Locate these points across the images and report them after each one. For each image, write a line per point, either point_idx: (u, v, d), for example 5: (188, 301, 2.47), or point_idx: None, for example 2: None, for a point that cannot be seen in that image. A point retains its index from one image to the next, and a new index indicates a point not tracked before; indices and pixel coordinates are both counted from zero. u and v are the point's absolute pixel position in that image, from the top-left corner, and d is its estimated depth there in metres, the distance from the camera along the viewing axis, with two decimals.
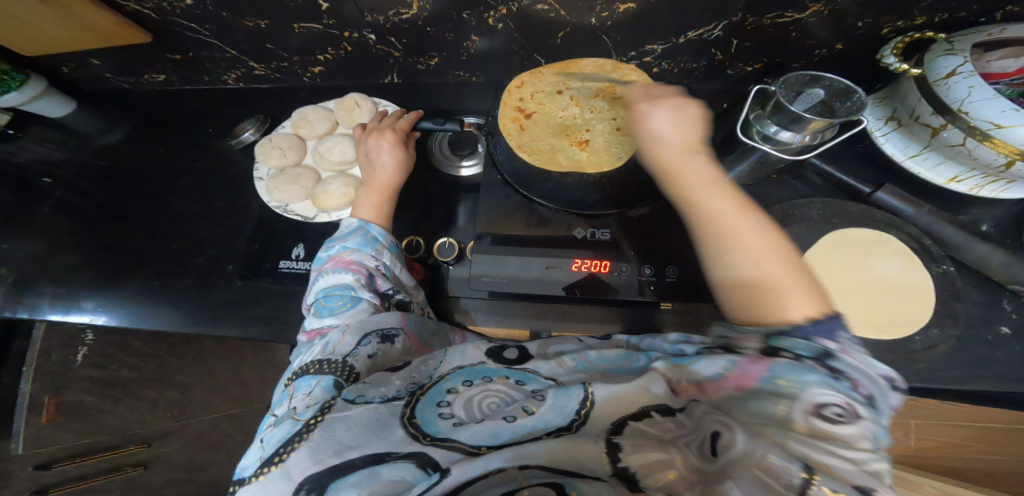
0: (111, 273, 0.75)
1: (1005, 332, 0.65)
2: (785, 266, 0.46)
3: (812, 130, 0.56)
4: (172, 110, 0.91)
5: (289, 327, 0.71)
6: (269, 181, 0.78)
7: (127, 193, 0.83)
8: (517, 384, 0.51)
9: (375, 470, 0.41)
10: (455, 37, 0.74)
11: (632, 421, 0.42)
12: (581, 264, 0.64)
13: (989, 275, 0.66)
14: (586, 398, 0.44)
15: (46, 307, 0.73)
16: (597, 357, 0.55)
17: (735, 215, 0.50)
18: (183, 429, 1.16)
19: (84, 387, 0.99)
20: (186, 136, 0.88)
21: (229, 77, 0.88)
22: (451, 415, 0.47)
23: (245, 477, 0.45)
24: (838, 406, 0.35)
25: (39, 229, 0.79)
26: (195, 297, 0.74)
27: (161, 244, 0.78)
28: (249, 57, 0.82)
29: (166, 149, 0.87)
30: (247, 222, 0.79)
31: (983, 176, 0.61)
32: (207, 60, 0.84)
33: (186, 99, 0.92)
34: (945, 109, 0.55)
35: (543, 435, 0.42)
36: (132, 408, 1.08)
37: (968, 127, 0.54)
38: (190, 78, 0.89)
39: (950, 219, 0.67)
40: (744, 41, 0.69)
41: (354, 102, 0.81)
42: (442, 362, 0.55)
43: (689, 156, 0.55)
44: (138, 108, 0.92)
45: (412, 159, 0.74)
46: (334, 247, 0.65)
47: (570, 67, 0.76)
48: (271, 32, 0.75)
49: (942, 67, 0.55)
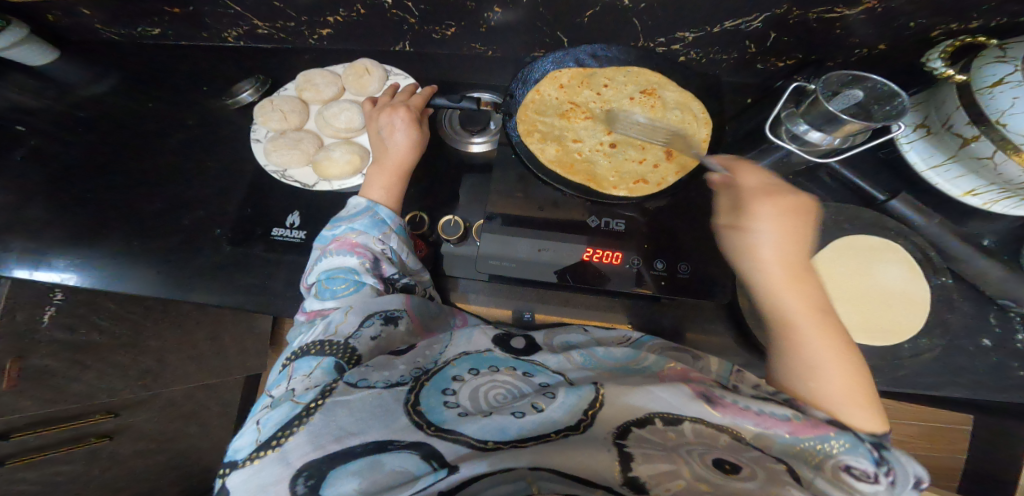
0: (86, 230, 0.70)
1: (986, 344, 0.67)
2: (864, 389, 0.47)
3: (844, 133, 0.56)
4: (162, 62, 0.84)
5: (282, 299, 0.68)
6: (269, 143, 0.73)
7: (108, 147, 0.77)
8: (525, 375, 0.50)
9: (377, 460, 0.38)
10: (476, 7, 0.70)
11: (636, 428, 0.40)
12: (590, 252, 0.62)
13: (982, 288, 0.68)
14: (596, 399, 0.42)
15: (10, 263, 0.67)
16: (606, 354, 0.54)
17: (821, 328, 0.50)
18: (154, 399, 1.12)
19: (49, 352, 0.92)
20: (177, 91, 0.82)
21: (229, 34, 0.82)
22: (456, 405, 0.44)
23: (238, 460, 0.41)
24: (868, 475, 0.39)
25: (6, 179, 0.73)
26: (177, 261, 0.70)
27: (142, 203, 0.73)
28: (253, 13, 0.76)
29: (155, 104, 0.81)
30: (240, 186, 0.75)
31: (999, 191, 0.62)
32: (208, 16, 0.78)
33: (178, 53, 0.85)
34: (982, 119, 0.56)
35: (552, 435, 0.40)
36: (100, 376, 1.01)
37: (1000, 139, 0.55)
38: (187, 33, 0.83)
39: (955, 232, 0.68)
40: (783, 34, 0.68)
41: (364, 68, 0.76)
42: (448, 346, 0.54)
43: (790, 272, 0.53)
44: (123, 57, 0.85)
45: (425, 139, 0.70)
46: (340, 226, 0.62)
47: (548, 136, 0.69)
48: None
49: (991, 76, 0.55)
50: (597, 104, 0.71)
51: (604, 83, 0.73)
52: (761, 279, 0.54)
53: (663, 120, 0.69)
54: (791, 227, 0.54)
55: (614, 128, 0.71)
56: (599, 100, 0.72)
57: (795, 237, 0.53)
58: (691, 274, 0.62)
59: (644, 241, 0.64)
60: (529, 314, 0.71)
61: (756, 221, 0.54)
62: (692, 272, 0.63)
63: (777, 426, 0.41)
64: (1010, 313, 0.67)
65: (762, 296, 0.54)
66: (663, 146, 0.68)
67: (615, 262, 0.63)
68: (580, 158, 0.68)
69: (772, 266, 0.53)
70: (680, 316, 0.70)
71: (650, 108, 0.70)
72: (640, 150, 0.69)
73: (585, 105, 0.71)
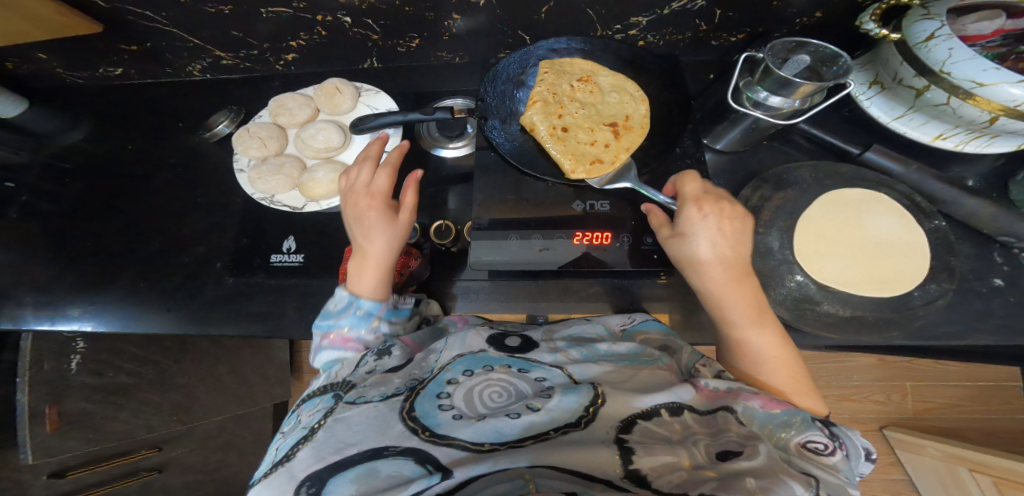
0: (94, 278, 0.75)
1: (997, 284, 0.65)
2: (801, 375, 0.55)
3: (802, 94, 0.57)
4: (135, 105, 0.89)
5: (288, 321, 0.72)
6: (252, 172, 0.74)
7: (100, 194, 0.82)
8: (520, 372, 0.52)
9: (374, 466, 0.41)
10: (435, 16, 0.72)
11: (641, 420, 0.43)
12: (581, 234, 0.63)
13: (980, 228, 0.66)
14: (596, 397, 0.46)
15: (31, 318, 0.73)
16: (606, 352, 0.57)
17: (759, 331, 0.55)
18: (191, 432, 1.19)
19: (84, 395, 0.95)
20: (155, 131, 0.87)
21: (193, 68, 0.87)
22: (451, 407, 0.47)
23: (255, 478, 0.47)
24: (826, 448, 0.45)
25: (11, 238, 0.78)
26: (185, 297, 0.74)
27: (142, 245, 0.78)
28: (214, 45, 0.80)
29: (136, 146, 0.86)
30: (233, 217, 0.79)
31: (967, 133, 0.62)
32: (166, 50, 0.81)
33: (150, 94, 0.90)
34: (928, 70, 0.56)
35: (552, 433, 0.42)
36: (136, 413, 1.06)
37: (951, 87, 0.55)
38: (150, 70, 0.87)
39: (937, 175, 0.67)
40: (730, 10, 0.68)
41: (334, 88, 0.78)
42: (442, 353, 0.55)
43: (731, 273, 0.56)
44: (106, 107, 0.90)
45: (404, 230, 0.62)
46: (329, 322, 0.61)
47: (543, 118, 0.68)
48: (236, 18, 0.73)
49: (921, 31, 0.55)
50: (549, 92, 0.70)
51: (544, 75, 0.72)
52: (705, 287, 0.57)
53: (604, 103, 0.71)
54: (726, 246, 0.56)
55: (563, 113, 0.70)
56: (545, 85, 0.71)
57: (725, 241, 0.56)
58: None
59: (631, 220, 0.64)
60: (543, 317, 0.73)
61: (700, 226, 0.56)
62: None
63: (753, 400, 0.48)
64: (1013, 249, 0.66)
65: (710, 301, 0.58)
66: (610, 127, 0.69)
67: (606, 242, 0.64)
68: (570, 129, 0.69)
69: (717, 274, 0.56)
70: (671, 293, 0.71)
71: (589, 94, 0.72)
72: (589, 133, 0.69)
73: (545, 93, 0.70)
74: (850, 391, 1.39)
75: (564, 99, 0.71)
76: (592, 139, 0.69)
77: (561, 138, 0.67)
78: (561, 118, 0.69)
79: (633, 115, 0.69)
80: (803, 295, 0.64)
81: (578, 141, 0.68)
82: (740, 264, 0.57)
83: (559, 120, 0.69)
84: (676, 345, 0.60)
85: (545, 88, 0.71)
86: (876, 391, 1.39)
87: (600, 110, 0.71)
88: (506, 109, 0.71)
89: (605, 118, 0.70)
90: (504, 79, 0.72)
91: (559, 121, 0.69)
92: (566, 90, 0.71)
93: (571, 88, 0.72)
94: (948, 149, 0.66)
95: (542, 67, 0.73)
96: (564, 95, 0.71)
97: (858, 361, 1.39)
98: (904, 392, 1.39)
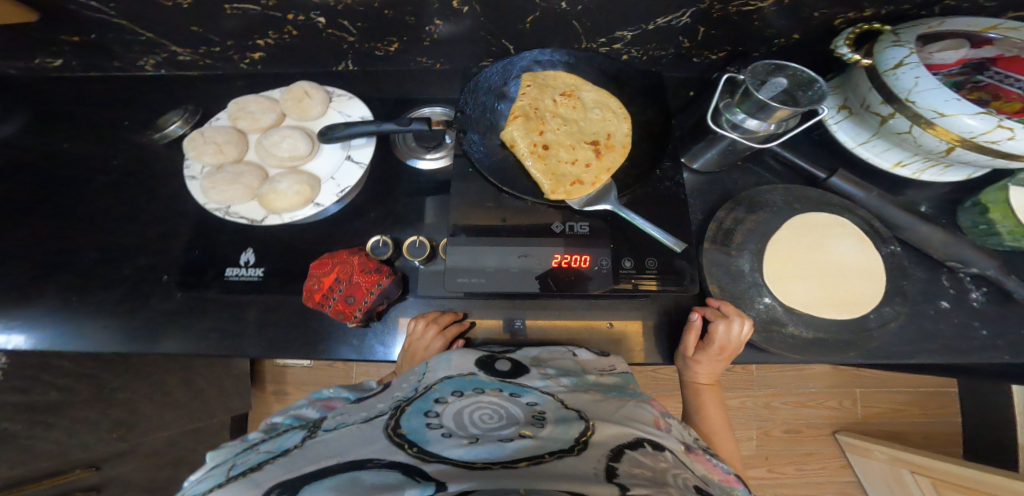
0: (17, 290, 0.67)
1: (944, 306, 0.69)
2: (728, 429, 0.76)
3: (778, 118, 0.58)
4: (71, 95, 0.81)
5: (243, 339, 0.67)
6: (205, 180, 0.68)
7: (26, 195, 0.74)
8: (512, 396, 0.52)
9: (357, 476, 0.39)
10: (417, 21, 0.69)
11: (629, 449, 0.44)
12: (560, 258, 0.61)
13: (929, 253, 0.70)
14: (587, 427, 0.46)
15: None
16: (594, 381, 0.59)
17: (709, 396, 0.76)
18: (135, 449, 1.08)
19: (4, 415, 0.83)
20: (95, 126, 0.79)
21: (146, 63, 0.79)
22: (439, 426, 0.46)
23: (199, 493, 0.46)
24: None
25: None
26: (125, 313, 0.67)
27: (75, 254, 0.70)
28: (171, 41, 0.73)
29: (73, 143, 0.78)
30: (183, 224, 0.73)
31: (924, 161, 0.66)
32: (113, 43, 0.74)
33: (89, 83, 0.82)
34: (893, 98, 0.59)
35: (547, 456, 0.41)
36: (69, 432, 0.94)
37: (914, 115, 0.57)
38: (97, 63, 0.79)
39: (896, 201, 0.70)
40: (712, 30, 0.69)
41: (303, 92, 0.73)
42: (427, 374, 0.56)
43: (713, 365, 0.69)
44: (36, 97, 0.81)
45: None
46: (330, 390, 0.67)
47: (526, 135, 0.67)
48: (196, 14, 0.67)
49: (890, 58, 0.58)
50: (532, 108, 0.69)
51: (526, 89, 0.71)
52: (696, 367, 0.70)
53: (586, 120, 0.70)
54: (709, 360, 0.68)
55: (545, 130, 0.69)
56: (527, 100, 0.70)
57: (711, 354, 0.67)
58: (658, 269, 0.62)
59: (611, 241, 0.63)
60: (521, 321, 0.70)
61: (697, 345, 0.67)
62: (660, 267, 0.62)
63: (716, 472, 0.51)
64: (958, 274, 0.70)
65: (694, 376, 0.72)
66: (592, 145, 0.68)
67: (585, 266, 0.62)
68: (553, 147, 0.68)
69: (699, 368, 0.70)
70: (645, 312, 0.71)
71: (572, 110, 0.71)
72: (571, 151, 0.68)
73: (528, 110, 0.69)
74: (808, 397, 1.45)
75: (547, 116, 0.70)
76: (576, 158, 0.68)
77: (544, 157, 0.66)
78: (543, 136, 0.68)
79: (616, 132, 0.69)
80: (770, 317, 0.66)
81: (560, 159, 0.68)
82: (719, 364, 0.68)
83: (542, 138, 0.68)
84: None
85: (527, 103, 0.69)
86: (832, 398, 1.46)
87: (582, 128, 0.70)
88: (487, 120, 0.69)
89: (588, 136, 0.70)
90: (484, 90, 0.70)
91: (542, 140, 0.68)
92: (548, 106, 0.70)
93: (553, 103, 0.71)
94: (905, 176, 0.71)
95: (524, 80, 0.72)
96: (547, 111, 0.70)
97: (815, 369, 1.47)
98: (855, 398, 1.46)
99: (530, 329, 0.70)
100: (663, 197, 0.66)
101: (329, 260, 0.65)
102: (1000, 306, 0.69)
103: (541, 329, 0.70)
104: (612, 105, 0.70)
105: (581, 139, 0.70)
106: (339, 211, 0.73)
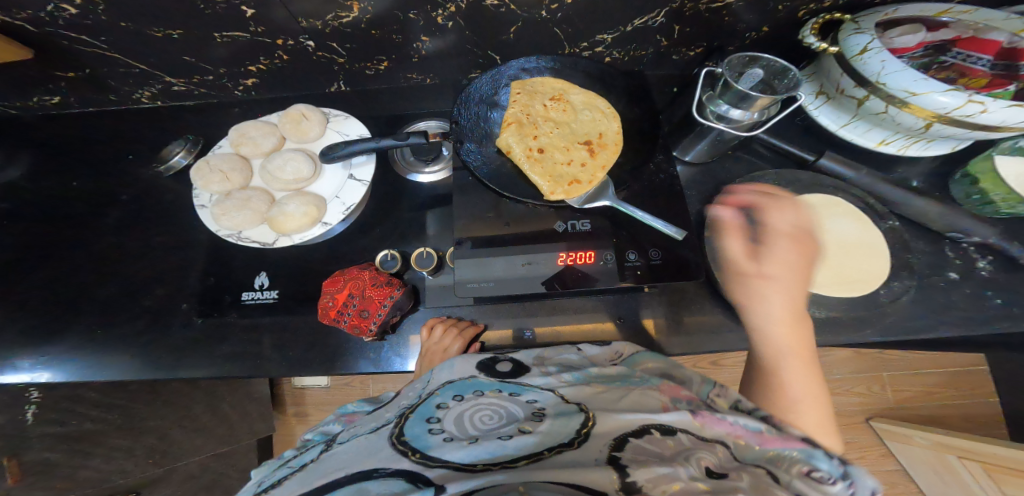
0: (47, 327, 0.71)
1: (954, 278, 0.69)
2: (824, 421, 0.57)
3: (760, 107, 0.59)
4: (84, 138, 0.86)
5: (265, 361, 0.69)
6: (215, 207, 0.71)
7: (51, 237, 0.78)
8: (511, 395, 0.53)
9: (363, 488, 0.42)
10: (403, 39, 0.72)
11: (632, 438, 0.45)
12: (564, 256, 0.63)
13: (930, 227, 0.70)
14: (587, 419, 0.47)
15: None
16: (597, 372, 0.59)
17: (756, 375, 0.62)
18: (171, 474, 1.12)
19: (47, 445, 0.89)
20: (110, 167, 0.84)
21: (141, 95, 0.84)
22: (441, 431, 0.48)
23: None
24: (828, 476, 0.44)
25: None
26: (150, 341, 0.71)
27: (99, 288, 0.74)
28: (162, 71, 0.77)
29: (93, 184, 0.83)
30: (199, 252, 0.76)
31: (906, 138, 0.66)
32: (110, 77, 0.79)
33: (101, 125, 0.87)
34: (865, 81, 0.59)
35: (546, 452, 0.43)
36: (107, 459, 1.00)
37: (887, 96, 0.58)
38: (93, 98, 0.84)
39: (886, 178, 0.72)
40: (687, 27, 0.71)
41: (300, 114, 0.76)
42: (432, 381, 0.58)
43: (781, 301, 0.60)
44: (52, 144, 0.86)
45: None
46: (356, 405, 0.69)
47: (521, 141, 0.69)
48: (189, 42, 0.71)
49: (855, 45, 0.59)
50: (524, 114, 0.71)
51: (516, 97, 0.73)
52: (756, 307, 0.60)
53: (577, 121, 0.72)
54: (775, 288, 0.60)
55: (538, 134, 0.71)
56: (518, 107, 0.72)
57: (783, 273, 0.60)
58: (661, 260, 0.63)
59: (612, 236, 0.65)
60: (530, 332, 0.71)
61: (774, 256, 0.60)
62: (664, 258, 0.63)
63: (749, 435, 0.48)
64: (962, 244, 0.70)
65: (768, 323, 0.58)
66: (584, 145, 0.70)
67: (590, 262, 0.63)
68: (547, 151, 0.70)
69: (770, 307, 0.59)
70: (651, 308, 0.72)
71: (562, 113, 0.73)
72: (566, 152, 0.70)
73: (520, 117, 0.71)
74: (833, 384, 1.43)
75: (539, 121, 0.71)
76: (570, 159, 0.69)
77: (539, 161, 0.68)
78: (537, 141, 0.70)
79: (607, 131, 0.70)
80: None
81: (556, 162, 0.69)
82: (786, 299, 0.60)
83: (536, 143, 0.69)
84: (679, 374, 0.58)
85: (519, 110, 0.71)
86: (857, 383, 1.44)
87: (574, 129, 0.71)
88: (477, 129, 0.71)
89: (580, 137, 0.71)
90: (468, 102, 0.71)
91: (536, 145, 0.69)
92: (540, 112, 0.72)
93: (544, 108, 0.73)
94: (891, 153, 0.71)
95: (514, 88, 0.74)
96: (538, 117, 0.72)
97: (837, 354, 1.45)
98: (882, 382, 1.44)
99: (539, 339, 0.70)
100: (656, 190, 0.67)
101: (342, 278, 0.68)
102: (1009, 274, 0.68)
103: (549, 336, 0.71)
104: (600, 104, 0.72)
105: (574, 140, 0.71)
106: (345, 229, 0.76)
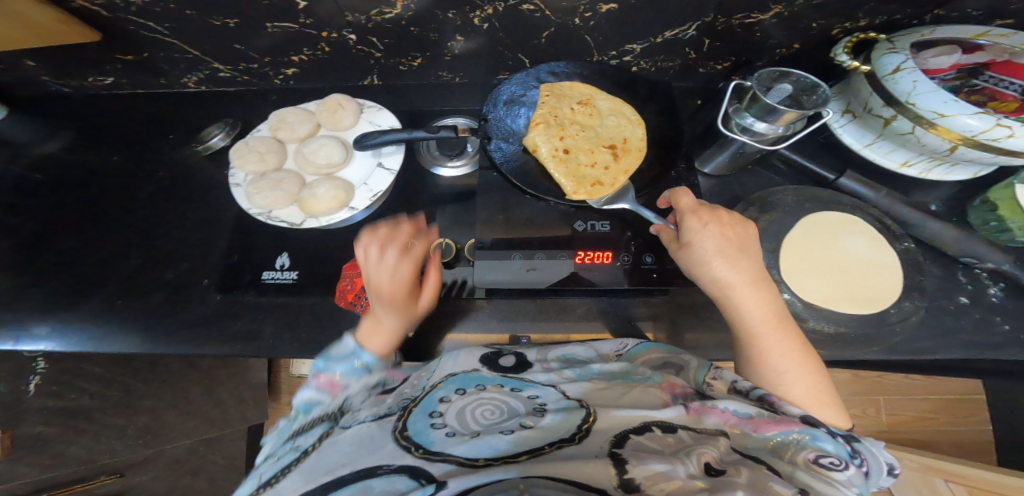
0: (65, 295, 0.72)
1: (964, 302, 0.70)
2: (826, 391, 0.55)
3: (785, 121, 0.61)
4: (116, 115, 0.87)
5: (279, 343, 0.69)
6: (249, 186, 0.73)
7: (75, 208, 0.79)
8: (513, 391, 0.55)
9: (366, 484, 0.42)
10: (439, 37, 0.74)
11: (633, 435, 0.45)
12: (583, 254, 0.64)
13: (943, 250, 0.71)
14: (588, 416, 0.48)
15: None
16: (599, 369, 0.60)
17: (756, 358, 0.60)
18: (157, 457, 1.13)
19: (41, 419, 0.90)
20: (138, 143, 0.85)
21: (188, 79, 0.85)
22: (442, 425, 0.49)
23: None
24: (835, 461, 0.45)
25: None
26: (167, 315, 0.71)
27: (120, 261, 0.75)
28: (212, 57, 0.79)
29: (120, 159, 0.84)
30: (221, 232, 0.77)
31: (930, 160, 0.68)
32: (163, 61, 0.80)
33: (133, 103, 0.88)
34: (894, 101, 0.61)
35: (546, 447, 0.44)
36: (100, 437, 1.00)
37: (915, 116, 0.60)
38: (140, 80, 0.85)
39: (903, 201, 0.73)
40: (717, 42, 0.73)
41: (337, 103, 0.78)
42: (435, 372, 0.59)
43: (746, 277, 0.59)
44: (84, 117, 0.87)
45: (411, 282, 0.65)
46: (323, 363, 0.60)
47: (548, 140, 0.70)
48: (240, 31, 0.72)
49: (888, 64, 0.61)
50: (551, 115, 0.72)
51: (545, 98, 0.74)
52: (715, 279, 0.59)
53: (602, 125, 0.73)
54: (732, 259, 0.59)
55: (565, 135, 0.72)
56: (546, 108, 0.73)
57: (727, 247, 0.60)
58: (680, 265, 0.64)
59: (626, 240, 0.66)
60: (525, 340, 0.74)
61: (701, 235, 0.60)
62: None
63: (743, 424, 0.48)
64: (974, 269, 0.71)
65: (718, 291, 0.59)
66: (609, 149, 0.71)
67: (608, 261, 0.64)
68: (572, 152, 0.71)
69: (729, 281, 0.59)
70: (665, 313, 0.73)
71: (589, 117, 0.74)
72: (589, 155, 0.71)
73: (547, 117, 0.72)
74: None
75: (566, 122, 0.73)
76: (593, 161, 0.71)
77: (563, 160, 0.69)
78: (562, 142, 0.71)
79: (631, 136, 0.72)
80: (792, 312, 0.67)
81: (580, 163, 0.70)
82: (755, 272, 0.60)
83: (561, 143, 0.71)
84: (680, 361, 0.61)
85: (547, 111, 0.73)
86: (855, 406, 1.44)
87: (598, 133, 0.73)
88: (511, 126, 0.73)
89: (604, 141, 0.72)
90: (505, 98, 0.74)
91: (560, 145, 0.70)
92: (567, 113, 0.74)
93: (571, 110, 0.74)
94: (913, 176, 0.73)
95: (546, 89, 0.75)
96: (565, 118, 0.73)
97: (836, 377, 1.45)
98: (879, 407, 1.45)
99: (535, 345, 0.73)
100: None
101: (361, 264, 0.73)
102: (1018, 301, 0.69)
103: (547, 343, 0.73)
104: (626, 111, 0.74)
105: (598, 143, 0.72)
106: (366, 216, 0.77)
